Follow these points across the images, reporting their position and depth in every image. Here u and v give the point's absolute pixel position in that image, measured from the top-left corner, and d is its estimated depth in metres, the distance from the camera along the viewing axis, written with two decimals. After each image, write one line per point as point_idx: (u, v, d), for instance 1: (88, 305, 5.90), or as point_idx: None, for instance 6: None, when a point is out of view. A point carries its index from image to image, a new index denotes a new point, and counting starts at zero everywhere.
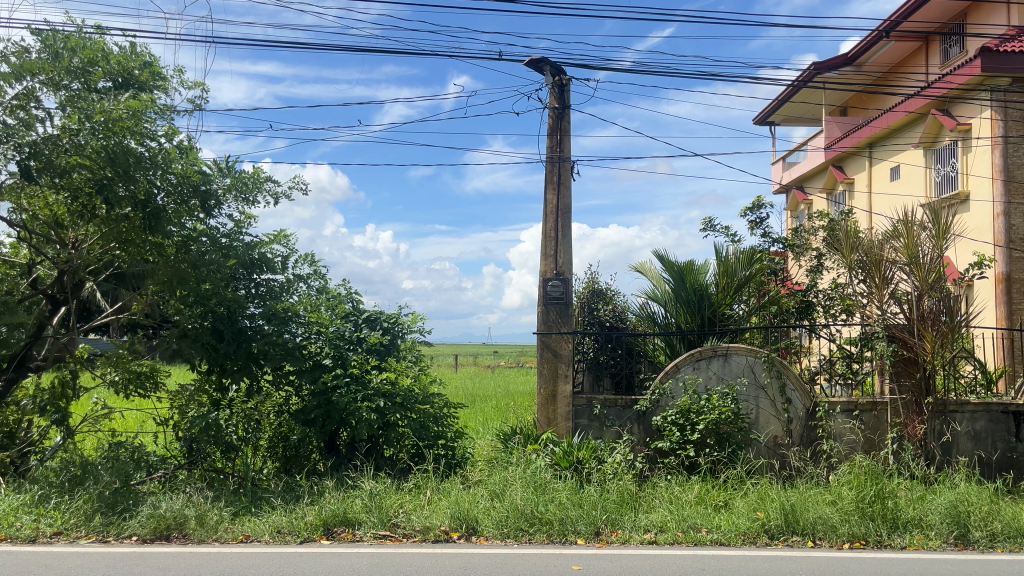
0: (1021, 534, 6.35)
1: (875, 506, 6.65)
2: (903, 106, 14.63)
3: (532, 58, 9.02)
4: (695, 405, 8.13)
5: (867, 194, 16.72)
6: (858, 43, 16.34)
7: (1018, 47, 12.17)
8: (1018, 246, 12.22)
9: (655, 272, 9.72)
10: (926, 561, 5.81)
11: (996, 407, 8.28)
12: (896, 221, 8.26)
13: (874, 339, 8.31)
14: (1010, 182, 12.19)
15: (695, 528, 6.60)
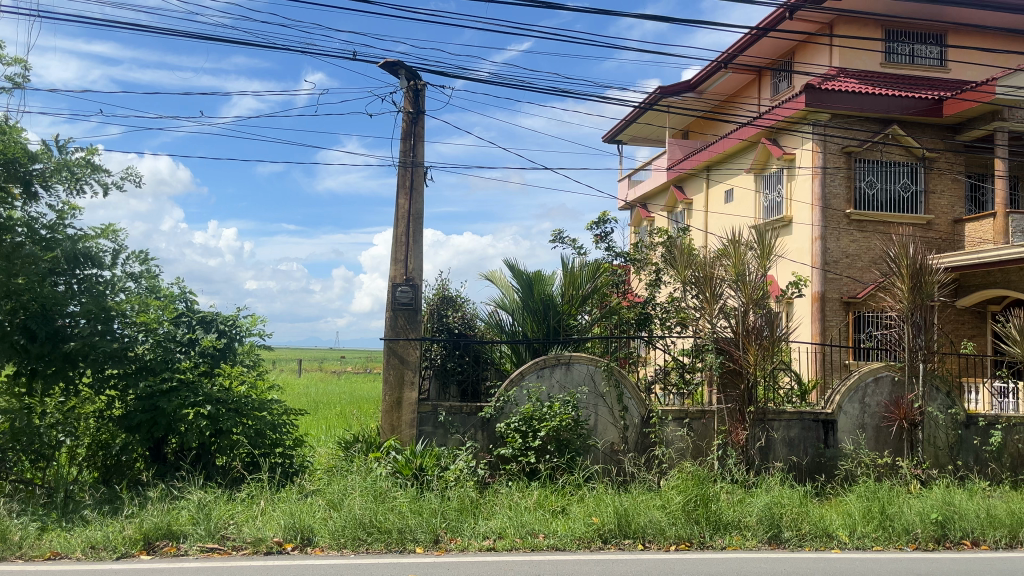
0: (825, 534, 6.95)
1: (700, 510, 7.02)
2: (738, 133, 15.62)
3: (387, 60, 8.93)
4: (538, 412, 8.29)
5: (703, 214, 17.72)
6: (699, 71, 17.35)
7: (837, 86, 13.27)
8: (833, 268, 13.33)
9: (504, 281, 9.88)
10: (743, 560, 6.21)
11: (808, 416, 8.93)
12: (726, 241, 8.83)
13: (705, 351, 8.84)
14: (826, 209, 13.30)
15: (533, 534, 6.73)
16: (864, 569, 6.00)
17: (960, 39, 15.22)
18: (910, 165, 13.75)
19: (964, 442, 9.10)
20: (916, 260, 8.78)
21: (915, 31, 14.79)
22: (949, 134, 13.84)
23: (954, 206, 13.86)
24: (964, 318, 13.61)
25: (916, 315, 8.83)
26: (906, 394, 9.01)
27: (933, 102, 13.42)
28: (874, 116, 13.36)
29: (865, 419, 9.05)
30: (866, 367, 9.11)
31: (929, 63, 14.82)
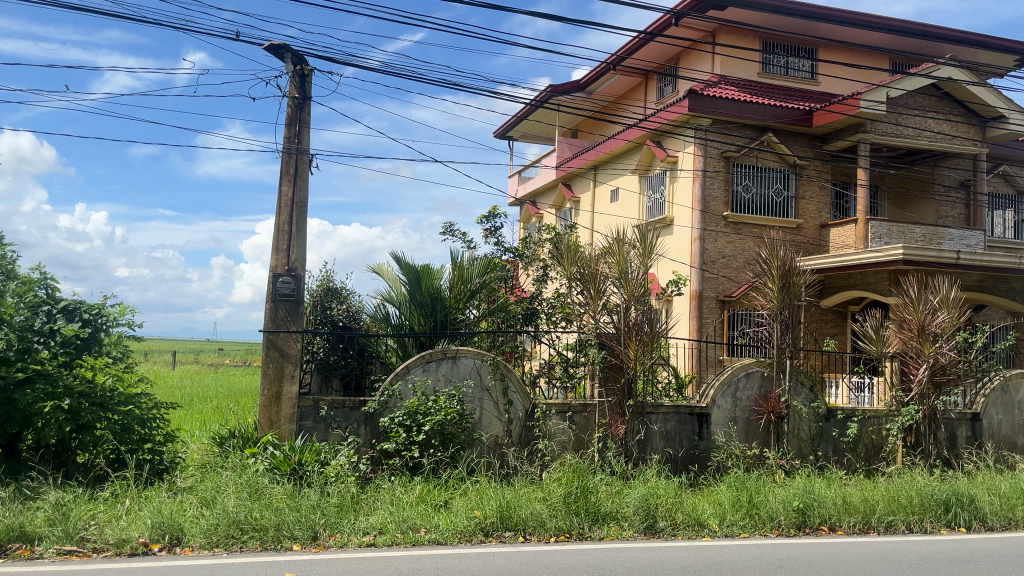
0: (696, 523, 7.24)
1: (581, 501, 7.17)
2: (624, 134, 16.02)
3: (272, 43, 8.63)
4: (423, 406, 8.22)
5: (589, 213, 18.06)
6: (589, 72, 17.69)
7: (717, 93, 13.81)
8: (710, 268, 13.89)
9: (391, 274, 9.77)
10: (620, 550, 6.38)
11: (684, 409, 9.26)
12: (610, 239, 9.03)
13: (588, 346, 9.01)
14: (705, 211, 13.84)
15: (415, 529, 6.68)
16: (732, 555, 6.28)
17: (830, 54, 16.18)
18: (783, 171, 14.49)
19: (824, 434, 9.65)
20: (785, 261, 9.28)
21: (790, 44, 15.61)
22: (817, 144, 14.66)
23: (820, 212, 14.73)
24: (827, 317, 14.47)
25: (785, 314, 9.32)
26: (773, 388, 9.50)
27: (804, 113, 14.19)
28: (751, 123, 13.99)
29: (736, 413, 9.48)
30: (738, 363, 9.55)
31: (802, 75, 15.68)
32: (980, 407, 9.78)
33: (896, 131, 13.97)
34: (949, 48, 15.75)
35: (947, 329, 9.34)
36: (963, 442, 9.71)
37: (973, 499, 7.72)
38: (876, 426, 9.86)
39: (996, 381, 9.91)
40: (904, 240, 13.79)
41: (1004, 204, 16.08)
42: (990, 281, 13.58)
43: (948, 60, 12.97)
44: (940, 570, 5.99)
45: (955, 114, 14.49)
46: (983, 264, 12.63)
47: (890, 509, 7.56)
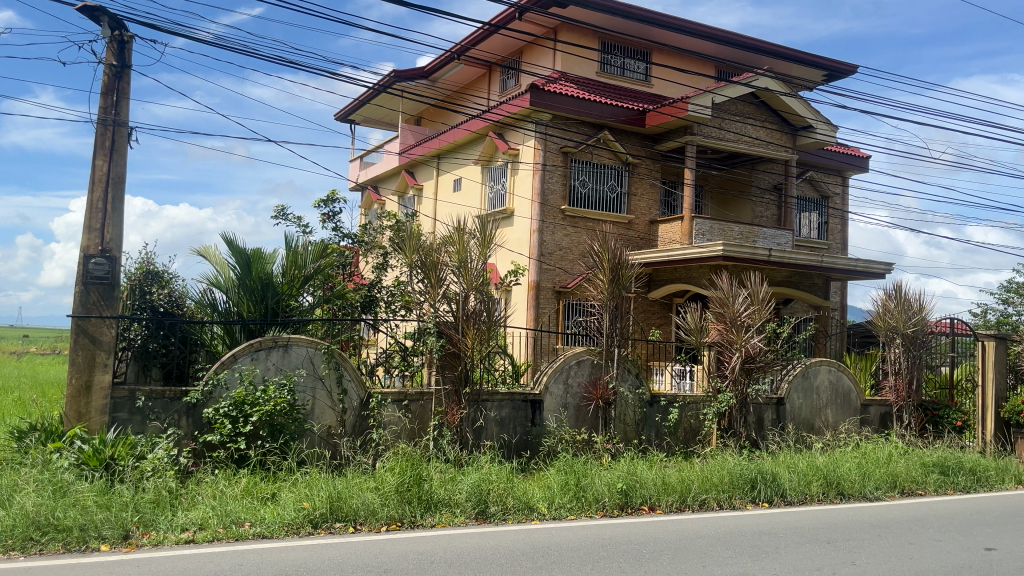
0: (527, 507, 7.43)
1: (413, 489, 7.16)
2: (467, 125, 16.10)
3: (86, 4, 7.94)
4: (251, 396, 7.89)
5: (431, 201, 18.01)
6: (434, 60, 17.62)
7: (558, 89, 14.16)
8: (548, 260, 14.26)
9: (219, 258, 9.30)
10: (450, 536, 6.43)
11: (518, 397, 9.44)
12: (451, 228, 9.06)
13: (426, 334, 8.98)
14: (544, 204, 14.18)
15: (238, 523, 6.42)
16: (558, 537, 6.49)
17: (662, 58, 17.01)
18: (618, 168, 15.10)
19: (648, 419, 10.17)
20: (615, 254, 9.68)
21: (626, 46, 16.27)
22: (649, 143, 15.38)
23: (650, 208, 15.48)
24: (654, 309, 15.25)
25: (614, 305, 9.75)
26: (602, 375, 9.90)
27: (638, 113, 14.85)
28: (589, 120, 14.46)
29: (567, 399, 9.79)
30: (570, 351, 9.86)
31: (637, 76, 16.40)
32: (784, 392, 10.64)
33: (720, 135, 14.92)
34: (767, 60, 17.01)
35: (756, 321, 10.13)
36: (769, 424, 10.56)
37: (775, 477, 8.40)
38: (693, 410, 10.47)
39: (798, 368, 10.83)
40: (724, 238, 14.77)
41: (810, 208, 17.59)
42: (797, 277, 14.83)
43: (765, 71, 13.99)
44: (743, 544, 6.49)
45: (770, 122, 15.67)
46: (791, 262, 13.76)
47: (703, 488, 8.08)
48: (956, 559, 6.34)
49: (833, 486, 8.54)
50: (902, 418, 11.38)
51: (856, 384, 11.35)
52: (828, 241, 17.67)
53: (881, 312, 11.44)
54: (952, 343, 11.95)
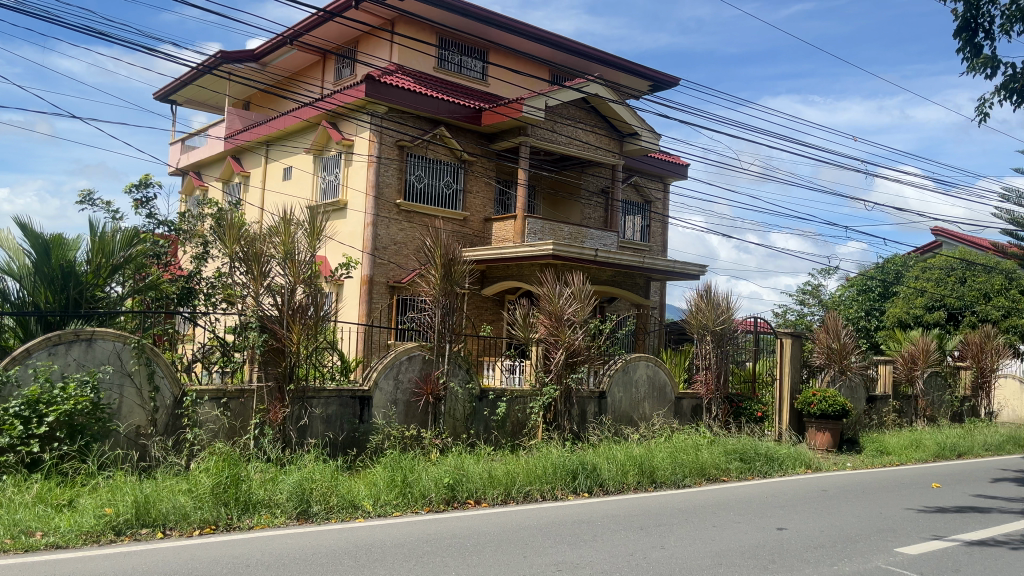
0: (350, 505, 7.28)
1: (230, 491, 6.84)
2: (299, 112, 15.59)
3: None
4: (46, 395, 7.21)
5: (259, 190, 17.28)
6: (265, 43, 16.94)
7: (394, 82, 14.01)
8: (381, 254, 14.11)
9: (12, 243, 8.42)
10: (269, 538, 6.19)
11: (346, 393, 9.22)
12: (278, 218, 8.74)
13: (247, 329, 8.55)
14: (379, 198, 14.00)
15: (28, 534, 5.87)
16: (382, 535, 6.41)
17: (498, 58, 17.30)
18: (453, 165, 15.18)
19: (477, 413, 10.26)
20: (447, 250, 9.73)
21: (463, 44, 16.38)
22: (484, 142, 15.56)
23: (485, 206, 15.68)
24: (486, 305, 15.48)
25: (444, 302, 9.79)
26: (433, 370, 9.89)
27: (474, 111, 15.01)
28: (425, 115, 14.44)
29: (397, 395, 9.65)
30: (401, 347, 9.74)
31: (473, 74, 16.57)
32: (605, 386, 11.10)
33: (552, 137, 15.37)
34: (598, 67, 17.71)
35: (580, 317, 10.53)
36: (591, 417, 10.96)
37: (595, 468, 8.75)
38: (521, 404, 10.66)
39: (619, 363, 11.34)
40: (554, 237, 15.23)
41: (635, 211, 18.50)
42: (620, 277, 15.57)
43: (596, 78, 14.56)
44: (563, 533, 6.72)
45: (600, 128, 16.33)
46: (616, 263, 14.40)
47: (528, 480, 8.28)
48: (752, 538, 6.88)
49: (647, 474, 9.03)
50: (711, 409, 12.19)
51: (670, 378, 12.04)
52: (649, 243, 18.67)
53: (693, 310, 12.31)
54: (755, 340, 12.97)
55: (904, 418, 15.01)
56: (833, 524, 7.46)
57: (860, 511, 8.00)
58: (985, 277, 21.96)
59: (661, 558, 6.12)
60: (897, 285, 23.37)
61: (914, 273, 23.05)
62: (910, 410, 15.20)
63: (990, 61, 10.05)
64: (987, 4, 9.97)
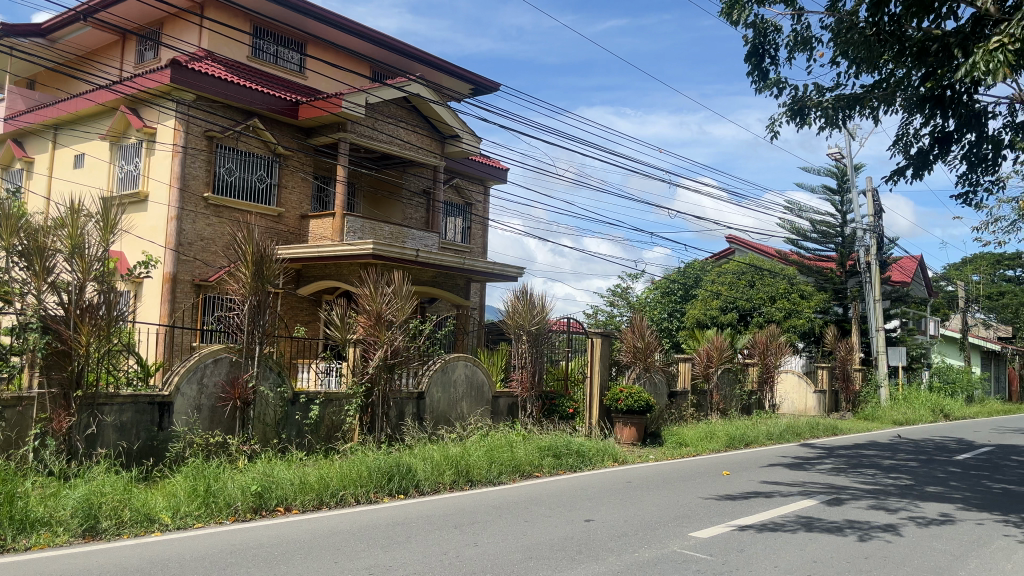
0: (146, 518, 6.75)
1: (2, 509, 6.14)
2: (94, 95, 14.36)
3: None
4: None
5: (46, 178, 15.74)
6: (54, 17, 15.46)
7: (203, 69, 13.22)
8: (186, 251, 13.31)
9: None
10: (52, 559, 5.63)
11: (142, 399, 8.59)
12: (64, 209, 7.98)
13: (26, 330, 7.70)
14: (184, 190, 13.19)
15: None
16: (183, 549, 6.01)
17: (317, 52, 16.84)
18: (267, 159, 14.58)
19: (288, 417, 9.88)
20: (258, 247, 9.34)
21: (279, 34, 15.80)
22: (300, 136, 15.06)
23: (301, 203, 15.20)
24: (301, 305, 15.03)
25: (255, 301, 9.37)
26: (241, 374, 9.43)
27: (290, 104, 14.52)
28: (236, 105, 13.77)
29: (201, 400, 9.12)
30: (206, 349, 9.20)
31: (290, 66, 16.04)
32: (423, 387, 11.09)
33: (372, 135, 15.15)
34: (419, 67, 17.67)
35: (398, 317, 10.46)
36: (408, 418, 10.89)
37: (410, 469, 8.72)
38: (335, 407, 10.39)
39: (437, 363, 11.38)
40: (374, 237, 15.04)
41: (455, 212, 18.65)
42: (441, 277, 15.66)
43: (417, 78, 14.52)
44: (377, 536, 6.63)
45: (421, 128, 16.33)
46: (437, 263, 14.44)
47: (341, 484, 8.08)
48: (561, 531, 7.13)
49: (462, 473, 9.10)
50: (525, 407, 12.58)
51: (488, 377, 12.24)
52: (469, 245, 18.89)
53: (510, 311, 12.56)
54: (568, 339, 13.48)
55: (700, 411, 16.17)
56: (635, 514, 7.88)
57: (659, 499, 8.52)
58: (770, 281, 24.12)
59: (473, 555, 6.19)
60: (696, 288, 25.13)
61: (711, 277, 24.85)
62: (705, 404, 16.40)
63: (776, 83, 11.04)
64: (773, 33, 10.92)
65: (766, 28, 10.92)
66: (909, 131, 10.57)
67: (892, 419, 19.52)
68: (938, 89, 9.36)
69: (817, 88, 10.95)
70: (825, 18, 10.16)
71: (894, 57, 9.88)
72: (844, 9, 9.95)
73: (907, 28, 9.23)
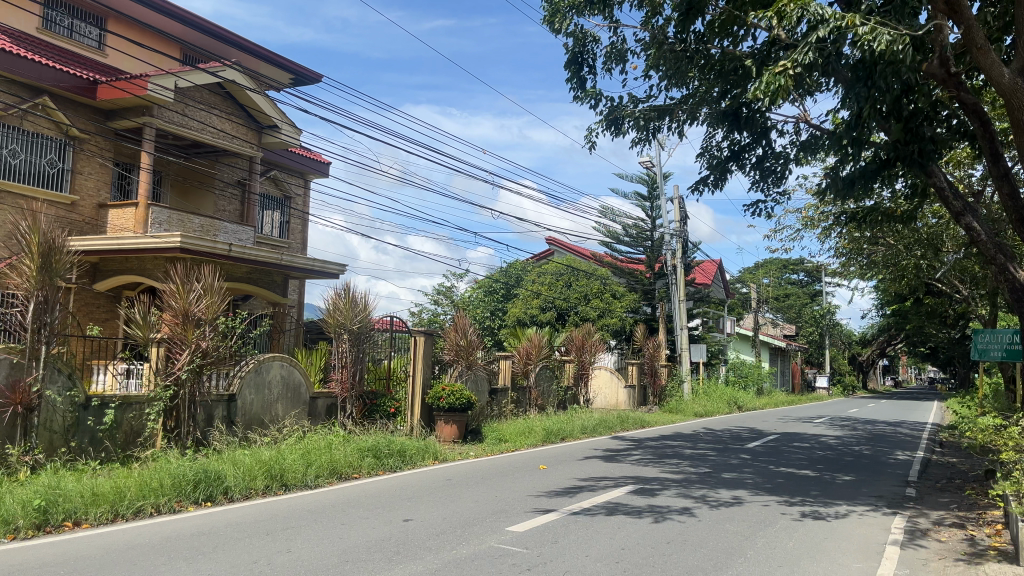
0: None
1: None
2: None
3: None
4: None
5: None
6: None
7: None
8: None
9: None
10: None
11: None
12: None
13: None
14: None
15: None
16: None
17: (119, 29, 15.68)
18: (59, 141, 13.32)
19: (79, 424, 9.01)
20: (46, 238, 8.54)
21: (75, 7, 14.55)
22: (99, 118, 13.89)
23: (98, 190, 14.05)
24: (98, 302, 13.87)
25: (42, 295, 8.55)
26: (23, 378, 8.40)
27: (88, 82, 13.37)
28: (23, 81, 12.48)
29: None
30: None
31: (87, 42, 14.82)
32: (235, 388, 10.56)
33: (181, 121, 14.27)
34: (234, 52, 16.89)
35: (208, 315, 9.95)
36: (218, 421, 10.31)
37: (218, 475, 8.26)
38: (135, 411, 9.61)
39: (250, 363, 10.88)
40: (182, 229, 14.17)
41: (273, 206, 17.96)
42: (256, 274, 15.04)
43: (232, 63, 13.86)
44: (182, 548, 6.23)
45: (236, 116, 15.66)
46: (252, 259, 13.80)
47: (140, 494, 7.51)
48: (378, 532, 7.04)
49: (276, 478, 8.75)
50: (345, 408, 12.33)
51: (305, 378, 11.87)
52: (288, 240, 18.23)
53: (331, 309, 12.27)
54: (390, 338, 13.38)
55: (520, 407, 16.58)
56: (453, 511, 7.94)
57: (477, 495, 8.63)
58: (585, 281, 25.19)
59: (285, 562, 5.96)
60: (517, 287, 25.77)
61: (531, 277, 25.60)
62: (524, 401, 16.83)
63: (594, 93, 11.52)
64: (592, 44, 11.39)
65: (585, 39, 11.37)
66: (712, 145, 11.38)
67: (694, 411, 21.01)
68: (735, 107, 10.17)
69: (631, 98, 11.55)
70: (639, 33, 10.71)
71: (700, 74, 10.62)
72: (656, 25, 10.55)
73: (710, 47, 9.93)
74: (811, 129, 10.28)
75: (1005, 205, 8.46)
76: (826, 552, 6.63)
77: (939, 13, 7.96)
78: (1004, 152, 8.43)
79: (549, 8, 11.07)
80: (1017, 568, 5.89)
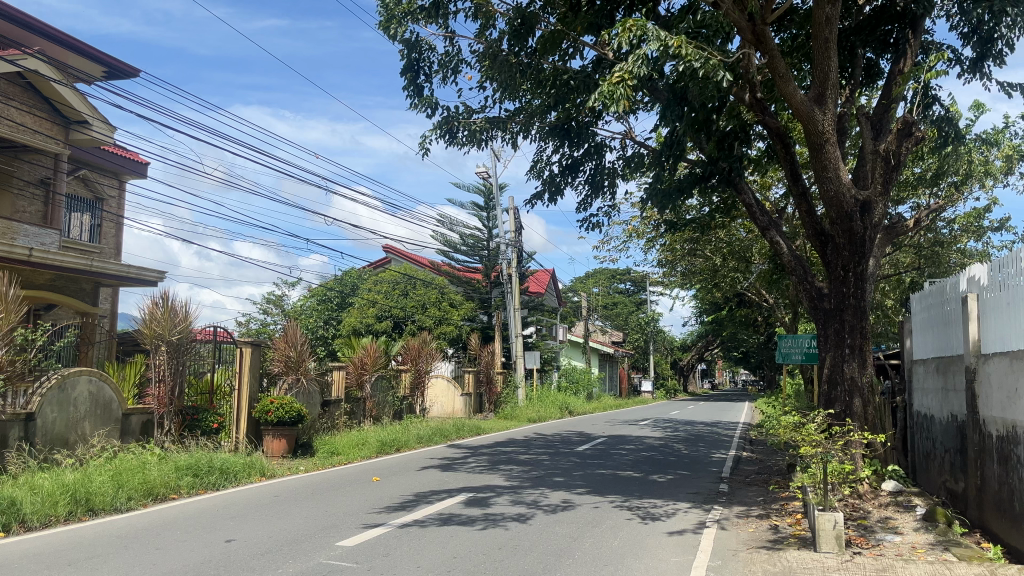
0: None
1: None
2: None
3: None
4: None
5: None
6: None
7: None
8: None
9: None
10: None
11: None
12: None
13: None
14: None
15: None
16: None
17: None
18: None
19: None
20: None
21: None
22: None
23: None
24: None
25: None
26: None
27: None
28: None
29: None
30: None
31: None
32: (34, 406, 9.58)
33: None
34: (38, 41, 15.51)
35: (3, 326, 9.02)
36: (12, 443, 9.24)
37: (12, 503, 7.49)
38: None
39: (52, 379, 9.98)
40: None
41: (82, 207, 16.65)
42: (61, 281, 13.93)
43: (35, 52, 12.74)
44: None
45: (37, 109, 14.42)
46: (56, 265, 12.71)
47: None
48: (198, 555, 6.64)
49: (81, 503, 8.05)
50: (163, 424, 11.59)
51: (117, 394, 11.05)
52: (99, 245, 16.94)
53: (147, 319, 11.48)
54: (215, 348, 12.69)
55: (353, 419, 16.24)
56: (279, 529, 7.63)
57: (306, 511, 8.35)
58: (423, 290, 25.10)
59: None
60: (352, 296, 25.54)
61: (367, 286, 25.28)
62: (359, 412, 16.51)
63: (429, 101, 11.52)
64: (428, 52, 11.40)
65: (421, 46, 11.35)
66: (544, 157, 11.70)
67: (528, 417, 21.44)
68: (566, 120, 10.49)
69: (466, 108, 11.65)
70: (473, 44, 10.85)
71: (532, 89, 10.89)
72: (491, 38, 10.73)
73: (542, 63, 10.20)
74: (635, 146, 10.81)
75: (803, 221, 9.22)
76: (647, 549, 6.94)
77: (747, 43, 8.58)
78: (802, 172, 9.19)
79: (384, 13, 10.97)
80: (813, 554, 6.42)
